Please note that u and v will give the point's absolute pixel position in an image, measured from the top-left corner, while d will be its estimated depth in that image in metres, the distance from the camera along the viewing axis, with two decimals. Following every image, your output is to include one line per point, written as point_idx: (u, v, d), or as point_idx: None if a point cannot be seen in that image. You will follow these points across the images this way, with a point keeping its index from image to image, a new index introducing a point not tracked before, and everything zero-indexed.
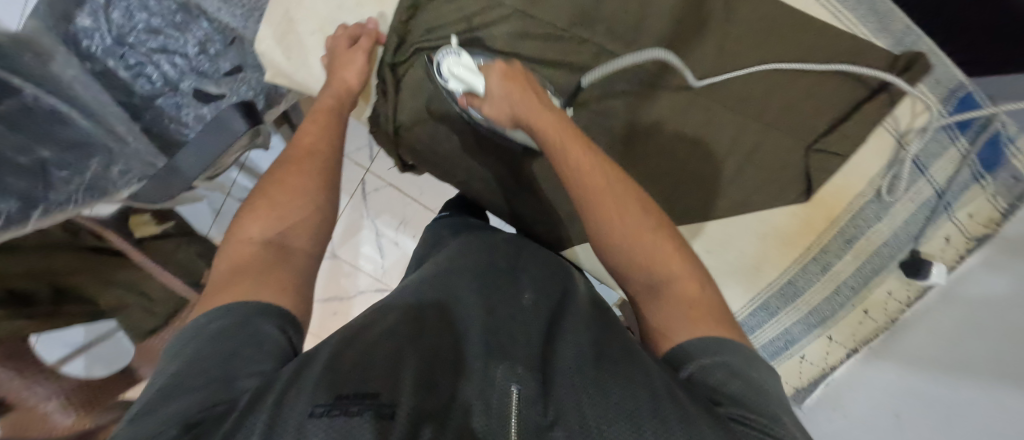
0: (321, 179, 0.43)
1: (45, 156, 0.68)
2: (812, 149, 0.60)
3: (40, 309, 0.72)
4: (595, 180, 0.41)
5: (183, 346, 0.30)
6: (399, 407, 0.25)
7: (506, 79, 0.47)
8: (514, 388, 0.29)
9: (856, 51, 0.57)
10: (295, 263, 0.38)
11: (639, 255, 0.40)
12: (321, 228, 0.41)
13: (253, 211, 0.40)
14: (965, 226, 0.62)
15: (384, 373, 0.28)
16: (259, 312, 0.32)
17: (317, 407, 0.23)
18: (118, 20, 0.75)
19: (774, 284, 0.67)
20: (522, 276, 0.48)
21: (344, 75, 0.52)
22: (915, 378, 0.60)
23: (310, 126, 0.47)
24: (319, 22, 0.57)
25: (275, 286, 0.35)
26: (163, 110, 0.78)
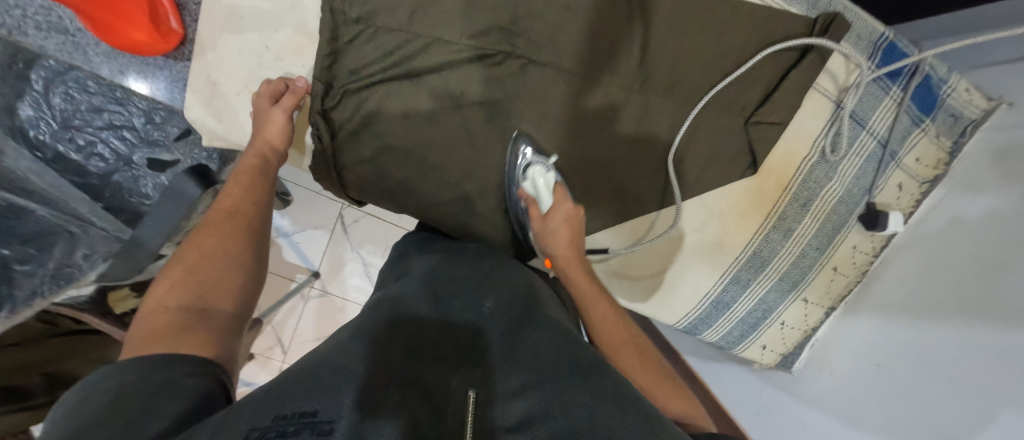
0: (245, 240, 0.46)
1: (5, 253, 0.70)
2: (751, 121, 0.61)
3: (35, 401, 0.74)
4: (618, 331, 0.50)
5: (87, 397, 0.30)
6: (338, 421, 0.27)
7: (568, 220, 0.58)
8: (471, 394, 0.35)
9: (775, 21, 0.58)
10: (217, 322, 0.38)
11: (656, 389, 0.45)
12: (245, 286, 0.43)
13: (168, 279, 0.41)
14: (916, 170, 0.65)
15: (327, 389, 0.30)
16: (166, 363, 0.33)
17: (255, 430, 0.26)
18: (60, 105, 0.78)
19: (740, 256, 0.67)
20: (481, 283, 0.51)
21: (266, 131, 0.53)
22: (890, 325, 0.63)
23: (231, 189, 0.49)
24: (242, 81, 0.56)
25: (197, 341, 0.36)
26: (121, 185, 0.81)
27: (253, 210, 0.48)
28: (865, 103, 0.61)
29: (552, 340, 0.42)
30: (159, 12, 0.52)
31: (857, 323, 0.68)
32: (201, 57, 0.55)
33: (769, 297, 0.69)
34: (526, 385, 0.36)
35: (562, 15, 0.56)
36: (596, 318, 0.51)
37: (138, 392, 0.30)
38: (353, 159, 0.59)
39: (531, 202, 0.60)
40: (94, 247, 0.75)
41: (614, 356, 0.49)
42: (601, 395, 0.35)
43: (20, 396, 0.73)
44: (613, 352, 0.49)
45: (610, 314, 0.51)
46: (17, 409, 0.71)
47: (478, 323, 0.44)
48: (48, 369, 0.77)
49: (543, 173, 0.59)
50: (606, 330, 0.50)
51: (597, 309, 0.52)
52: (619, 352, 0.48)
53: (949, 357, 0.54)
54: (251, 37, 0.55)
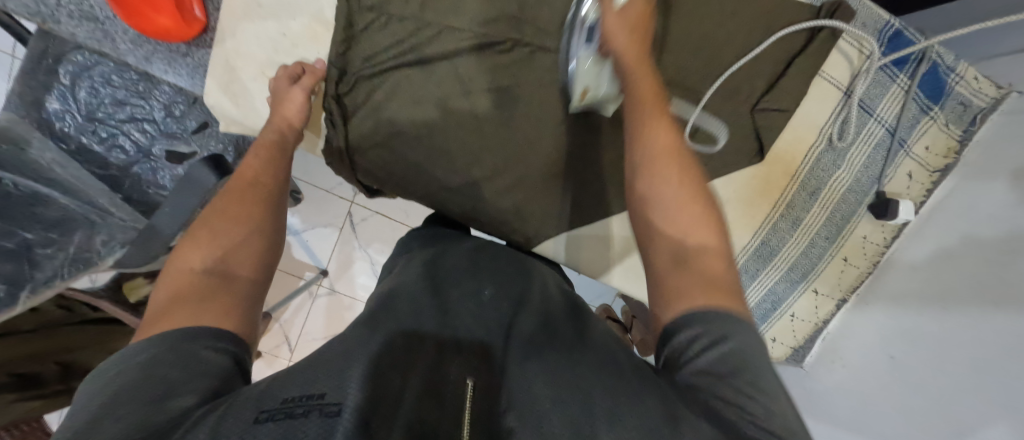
0: (265, 208, 0.47)
1: (28, 237, 0.72)
2: (757, 108, 0.61)
3: (49, 389, 0.74)
4: (667, 145, 0.44)
5: (111, 375, 0.31)
6: (344, 403, 0.28)
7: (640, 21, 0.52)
8: (468, 381, 0.35)
9: (780, 8, 0.58)
10: (237, 287, 0.40)
11: (689, 226, 0.39)
12: (262, 254, 0.44)
13: (193, 241, 0.42)
14: (925, 159, 0.64)
15: (332, 376, 0.31)
16: (187, 336, 0.33)
17: (262, 412, 0.27)
18: (84, 98, 0.81)
19: (749, 246, 0.66)
20: (482, 276, 0.52)
21: (288, 108, 0.54)
22: (905, 316, 0.61)
23: (254, 158, 0.51)
24: (259, 66, 0.57)
25: (218, 310, 0.37)
26: (141, 176, 0.84)
27: (273, 183, 0.49)
28: (872, 91, 0.61)
29: (555, 332, 0.42)
30: (184, 1, 0.54)
31: (868, 314, 0.67)
32: (221, 44, 0.56)
33: (778, 288, 0.69)
34: (532, 359, 0.37)
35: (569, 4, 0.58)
36: (650, 124, 0.45)
37: (155, 361, 0.31)
38: (363, 141, 0.60)
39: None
40: (113, 234, 0.75)
41: (656, 165, 0.43)
42: (603, 370, 0.35)
43: (32, 383, 0.73)
44: (659, 169, 0.42)
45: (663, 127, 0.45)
46: (30, 396, 0.71)
47: (484, 314, 0.45)
48: (64, 358, 0.78)
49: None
50: (656, 139, 0.44)
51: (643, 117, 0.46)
52: (669, 176, 0.42)
53: (962, 349, 0.53)
54: (269, 24, 0.57)
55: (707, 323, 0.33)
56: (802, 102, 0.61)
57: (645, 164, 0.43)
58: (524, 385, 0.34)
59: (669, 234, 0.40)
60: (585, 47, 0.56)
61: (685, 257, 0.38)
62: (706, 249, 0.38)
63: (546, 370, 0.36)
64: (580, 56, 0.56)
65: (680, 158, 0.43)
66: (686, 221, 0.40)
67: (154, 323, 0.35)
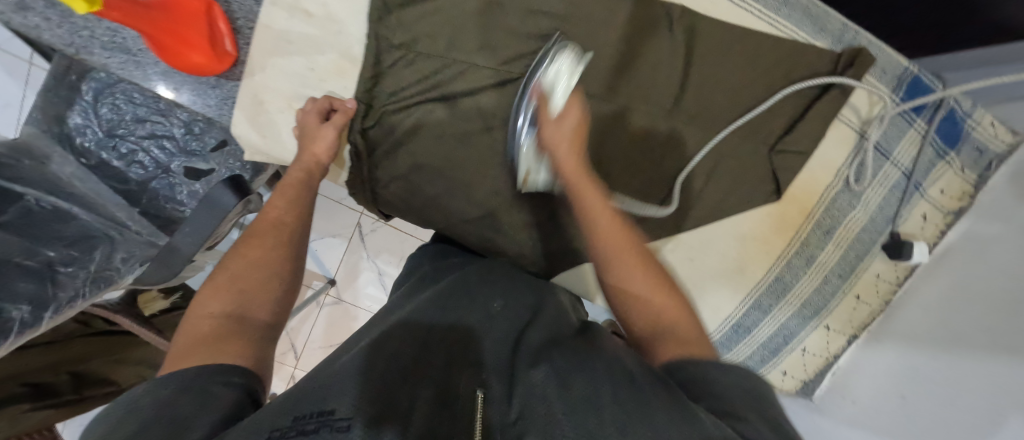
0: (285, 250, 0.48)
1: (51, 255, 0.70)
2: (774, 151, 0.62)
3: (60, 398, 0.72)
4: (624, 245, 0.46)
5: (122, 423, 0.29)
6: (353, 418, 0.29)
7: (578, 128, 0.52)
8: (479, 392, 0.35)
9: (800, 54, 0.59)
10: (252, 330, 0.40)
11: (657, 305, 0.43)
12: (280, 300, 0.45)
13: (213, 286, 0.43)
14: (940, 201, 0.64)
15: (336, 387, 0.32)
16: (202, 374, 0.33)
17: (276, 431, 0.28)
18: (107, 114, 0.82)
19: (761, 281, 0.68)
20: (485, 287, 0.51)
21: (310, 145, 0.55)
22: (914, 355, 0.61)
23: (278, 197, 0.52)
24: (287, 99, 0.58)
25: (236, 350, 0.37)
26: (158, 192, 0.83)
27: (294, 223, 0.50)
28: (888, 134, 0.62)
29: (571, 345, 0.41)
30: (217, 34, 0.54)
31: (879, 353, 0.67)
32: (251, 77, 0.57)
33: (791, 324, 0.69)
34: (541, 365, 0.38)
35: (592, 42, 0.58)
36: (597, 236, 0.47)
37: (169, 398, 0.31)
38: (389, 173, 0.61)
39: (542, 99, 0.53)
40: (132, 251, 0.77)
41: (613, 275, 0.45)
42: (611, 377, 0.35)
43: (46, 393, 0.72)
44: (624, 275, 0.44)
45: (619, 233, 0.47)
46: (44, 404, 0.70)
47: (496, 324, 0.45)
48: (76, 368, 0.77)
49: (565, 71, 0.54)
50: (609, 251, 0.46)
51: (591, 201, 0.48)
52: (625, 268, 0.45)
53: (968, 382, 0.53)
54: (296, 59, 0.58)
55: (703, 366, 0.36)
56: (819, 144, 0.62)
57: (609, 266, 0.45)
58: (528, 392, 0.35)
59: (646, 321, 0.43)
60: (526, 132, 0.55)
61: (657, 325, 0.42)
62: (678, 325, 0.42)
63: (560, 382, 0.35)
64: (521, 146, 0.56)
65: (635, 248, 0.46)
66: (656, 306, 0.43)
67: (171, 367, 0.35)
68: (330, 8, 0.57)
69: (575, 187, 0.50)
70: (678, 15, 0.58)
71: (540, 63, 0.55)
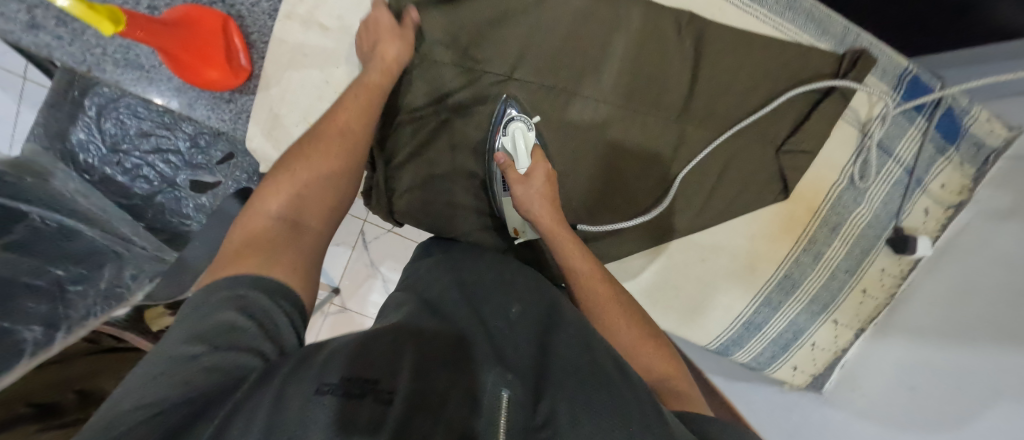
0: (348, 162, 0.48)
1: (60, 274, 0.68)
2: (782, 150, 0.63)
3: (69, 416, 0.68)
4: (603, 286, 0.49)
5: (194, 311, 0.33)
6: (396, 392, 0.28)
7: (548, 179, 0.55)
8: (504, 392, 0.30)
9: (806, 55, 0.61)
10: (305, 239, 0.42)
11: (642, 355, 0.45)
12: (334, 211, 0.46)
13: (274, 186, 0.44)
14: (939, 195, 0.66)
15: (379, 362, 0.31)
16: (264, 286, 0.35)
17: (324, 387, 0.27)
18: (111, 129, 0.82)
19: (772, 279, 0.69)
20: (512, 287, 0.49)
21: (387, 51, 0.54)
22: (922, 347, 0.63)
23: (352, 102, 0.52)
24: (303, 113, 0.58)
25: (290, 262, 0.39)
26: (164, 206, 0.84)
27: (360, 135, 0.50)
28: (889, 133, 0.64)
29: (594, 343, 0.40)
30: (231, 50, 0.55)
31: (887, 346, 0.68)
32: (266, 91, 0.58)
33: (800, 320, 0.71)
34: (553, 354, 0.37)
35: (603, 49, 0.60)
36: (580, 278, 0.49)
37: (212, 308, 0.33)
38: (406, 181, 0.62)
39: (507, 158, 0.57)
40: (141, 266, 0.77)
41: (587, 287, 0.49)
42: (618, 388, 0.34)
43: (52, 412, 0.67)
44: (606, 320, 0.47)
45: (587, 263, 0.50)
46: (52, 424, 0.65)
47: (518, 333, 0.41)
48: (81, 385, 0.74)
49: (522, 137, 0.58)
50: (588, 279, 0.49)
51: (586, 281, 0.49)
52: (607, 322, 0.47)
53: (976, 372, 0.54)
54: (312, 72, 0.58)
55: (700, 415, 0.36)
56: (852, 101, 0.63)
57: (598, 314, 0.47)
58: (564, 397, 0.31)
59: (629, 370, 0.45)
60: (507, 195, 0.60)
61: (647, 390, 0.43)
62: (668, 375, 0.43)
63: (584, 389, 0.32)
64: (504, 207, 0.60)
65: (613, 292, 0.49)
66: (642, 354, 0.45)
67: (229, 262, 0.37)
68: (346, 20, 0.58)
69: (557, 244, 0.52)
70: (687, 20, 0.60)
71: (499, 133, 0.60)
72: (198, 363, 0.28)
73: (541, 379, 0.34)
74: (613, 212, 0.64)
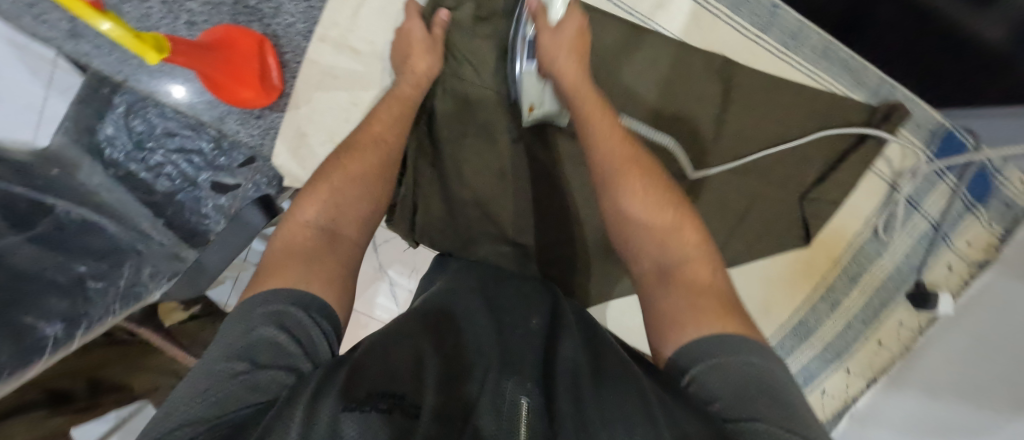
0: (381, 170, 0.48)
1: (82, 270, 0.68)
2: (805, 198, 0.62)
3: (75, 405, 0.70)
4: (629, 154, 0.47)
5: (229, 332, 0.31)
6: (423, 407, 0.27)
7: (578, 35, 0.54)
8: (523, 399, 0.31)
9: (838, 105, 0.60)
10: (342, 249, 0.41)
11: (666, 234, 0.43)
12: (370, 218, 0.46)
13: (312, 194, 0.44)
14: (965, 252, 0.64)
15: (406, 379, 0.30)
16: (301, 296, 0.34)
17: (351, 402, 0.24)
18: (138, 127, 0.81)
19: (785, 324, 0.69)
20: (498, 307, 0.48)
21: (419, 64, 0.55)
22: (936, 403, 0.61)
23: (384, 113, 0.52)
24: (328, 132, 0.59)
25: (330, 269, 0.38)
26: (185, 205, 0.81)
27: (393, 147, 0.50)
28: (918, 187, 0.63)
29: (604, 357, 0.40)
30: (265, 69, 0.56)
31: (900, 399, 0.67)
32: (296, 110, 0.59)
33: (812, 366, 0.70)
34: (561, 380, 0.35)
35: (632, 85, 0.59)
36: (605, 144, 0.47)
37: (249, 325, 0.31)
38: (427, 203, 0.63)
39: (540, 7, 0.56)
40: (158, 266, 0.75)
41: (609, 152, 0.47)
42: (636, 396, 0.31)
43: (62, 400, 0.70)
44: (629, 190, 0.45)
45: (616, 137, 0.48)
46: (58, 412, 0.68)
47: (529, 341, 0.42)
48: (94, 374, 0.76)
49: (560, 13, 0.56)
50: (609, 138, 0.48)
51: (612, 147, 0.47)
52: (630, 185, 0.45)
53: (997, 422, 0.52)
54: (341, 93, 0.59)
55: (731, 348, 0.33)
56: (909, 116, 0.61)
57: (616, 180, 0.45)
58: (567, 399, 0.32)
59: (649, 247, 0.43)
60: (529, 64, 0.58)
61: (665, 272, 0.41)
62: (691, 261, 0.41)
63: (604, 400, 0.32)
64: (523, 74, 0.57)
65: (639, 163, 0.47)
66: (666, 234, 0.42)
67: (270, 271, 0.37)
68: (377, 45, 0.58)
69: (582, 110, 0.50)
70: (717, 63, 0.59)
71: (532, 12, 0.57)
72: (227, 388, 0.26)
73: (547, 387, 0.35)
74: None
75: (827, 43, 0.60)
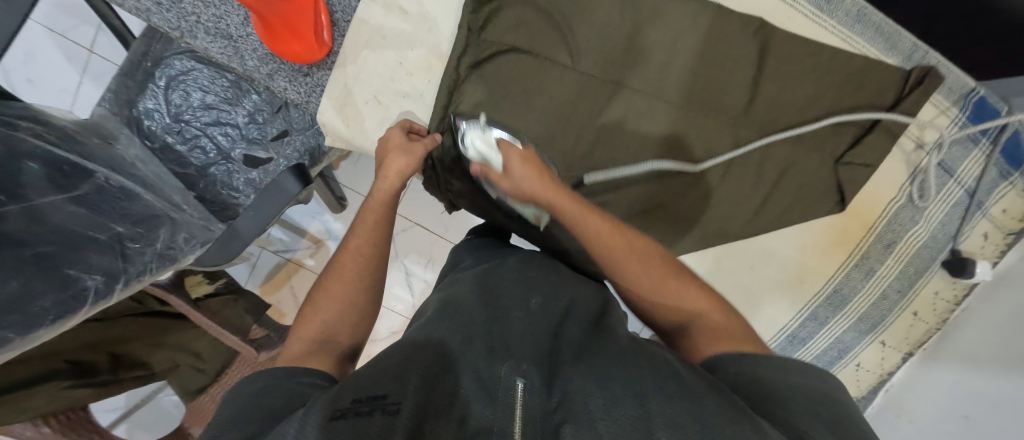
0: (362, 281, 0.50)
1: (120, 230, 0.69)
2: (840, 162, 0.63)
3: (98, 378, 0.70)
4: (619, 241, 0.47)
5: (232, 400, 0.35)
6: (403, 403, 0.31)
7: (528, 162, 0.52)
8: (519, 382, 0.34)
9: (872, 69, 0.61)
10: (334, 350, 0.44)
11: (673, 294, 0.44)
12: (357, 325, 0.48)
13: (303, 316, 0.47)
14: (999, 221, 0.65)
15: (393, 378, 0.34)
16: (286, 376, 0.38)
17: (336, 411, 0.30)
18: (176, 101, 0.82)
19: (821, 293, 0.68)
20: (517, 284, 0.50)
21: (393, 165, 0.56)
22: (975, 375, 0.61)
23: (361, 226, 0.53)
24: (373, 91, 0.62)
25: (319, 362, 0.41)
26: (216, 178, 0.83)
27: (374, 253, 0.52)
28: (952, 153, 0.64)
29: (603, 338, 0.44)
30: (318, 27, 0.59)
31: (937, 371, 0.67)
32: (342, 68, 0.61)
33: (846, 337, 0.70)
34: (580, 363, 0.38)
35: (670, 47, 0.61)
36: (612, 260, 0.46)
37: (258, 391, 0.35)
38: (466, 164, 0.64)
39: (483, 167, 0.54)
40: (193, 232, 0.76)
41: (618, 261, 0.46)
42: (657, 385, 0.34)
43: (84, 372, 0.69)
44: (633, 282, 0.46)
45: (614, 236, 0.47)
46: (81, 384, 0.67)
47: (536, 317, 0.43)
48: (116, 348, 0.74)
49: (489, 147, 0.55)
50: (603, 233, 0.48)
51: (619, 257, 0.46)
52: (633, 271, 0.46)
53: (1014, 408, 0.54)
54: (388, 52, 0.62)
55: (746, 362, 0.37)
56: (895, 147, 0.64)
57: (627, 272, 0.46)
58: (571, 375, 0.36)
59: (666, 312, 0.45)
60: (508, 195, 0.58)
61: (686, 328, 0.44)
62: (701, 313, 0.43)
63: (591, 368, 0.36)
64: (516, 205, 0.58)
65: (631, 245, 0.47)
66: (670, 293, 0.45)
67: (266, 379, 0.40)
68: (425, 6, 0.62)
69: (575, 217, 0.49)
70: (754, 27, 0.61)
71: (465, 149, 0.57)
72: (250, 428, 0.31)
73: (554, 368, 0.37)
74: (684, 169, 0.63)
75: (863, 9, 0.62)
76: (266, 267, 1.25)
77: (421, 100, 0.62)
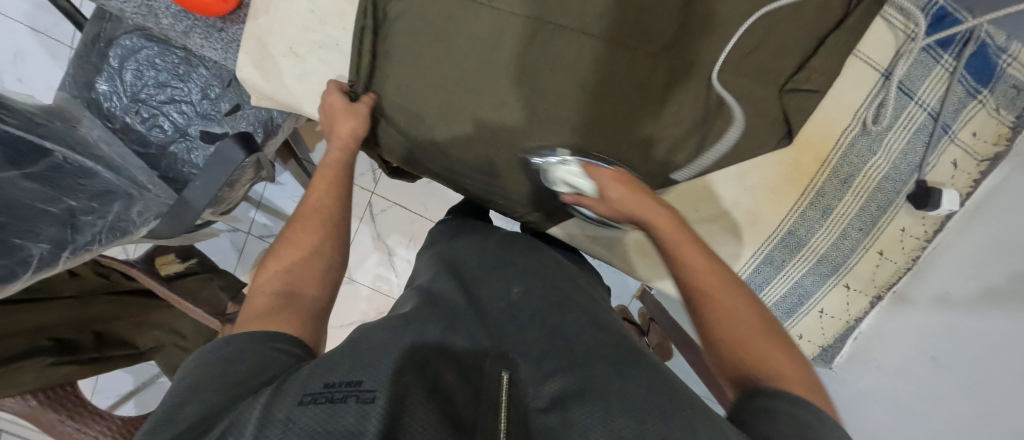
0: (326, 232, 0.48)
1: (72, 204, 0.64)
2: (786, 90, 0.59)
3: (85, 355, 0.70)
4: (713, 277, 0.42)
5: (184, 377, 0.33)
6: (378, 390, 0.29)
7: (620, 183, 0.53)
8: (505, 373, 0.34)
9: None
10: (305, 303, 0.41)
11: (753, 339, 0.38)
12: (325, 278, 0.45)
13: (264, 271, 0.44)
14: (971, 146, 0.58)
15: (368, 360, 0.32)
16: (229, 354, 0.34)
17: (306, 396, 0.28)
18: (130, 80, 0.78)
19: (774, 235, 0.64)
20: (475, 283, 0.48)
21: (342, 128, 0.56)
22: (951, 317, 0.58)
23: (317, 185, 0.52)
24: (290, 44, 0.61)
25: (284, 320, 0.38)
26: (177, 156, 0.78)
27: (335, 205, 0.51)
28: (914, 72, 0.58)
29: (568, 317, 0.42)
30: None
31: (907, 314, 0.63)
32: (255, 20, 0.60)
33: (805, 282, 0.65)
34: (551, 359, 0.36)
35: None
36: (693, 292, 0.42)
37: (224, 362, 0.33)
38: (390, 114, 0.61)
39: (576, 196, 0.58)
40: (149, 205, 0.71)
41: (704, 286, 0.42)
42: (652, 384, 0.33)
43: (70, 349, 0.69)
44: (712, 313, 0.40)
45: (705, 266, 0.43)
46: (65, 360, 0.66)
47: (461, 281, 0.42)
48: (98, 326, 0.75)
49: (576, 173, 0.57)
50: (692, 263, 0.44)
51: (703, 284, 0.42)
52: (716, 306, 0.40)
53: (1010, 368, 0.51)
54: (300, 2, 0.60)
55: (798, 405, 0.32)
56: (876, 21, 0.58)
57: (706, 305, 0.41)
58: (550, 371, 0.35)
59: (737, 354, 0.38)
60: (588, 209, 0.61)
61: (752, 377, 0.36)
62: (783, 373, 0.36)
63: (570, 367, 0.35)
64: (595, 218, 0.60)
65: (724, 284, 0.42)
66: (747, 336, 0.38)
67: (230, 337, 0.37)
68: None
69: (663, 236, 0.47)
70: None
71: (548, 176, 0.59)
72: (206, 398, 0.30)
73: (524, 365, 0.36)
74: (614, 111, 0.60)
75: None
76: (253, 253, 1.26)
77: (337, 50, 0.61)
